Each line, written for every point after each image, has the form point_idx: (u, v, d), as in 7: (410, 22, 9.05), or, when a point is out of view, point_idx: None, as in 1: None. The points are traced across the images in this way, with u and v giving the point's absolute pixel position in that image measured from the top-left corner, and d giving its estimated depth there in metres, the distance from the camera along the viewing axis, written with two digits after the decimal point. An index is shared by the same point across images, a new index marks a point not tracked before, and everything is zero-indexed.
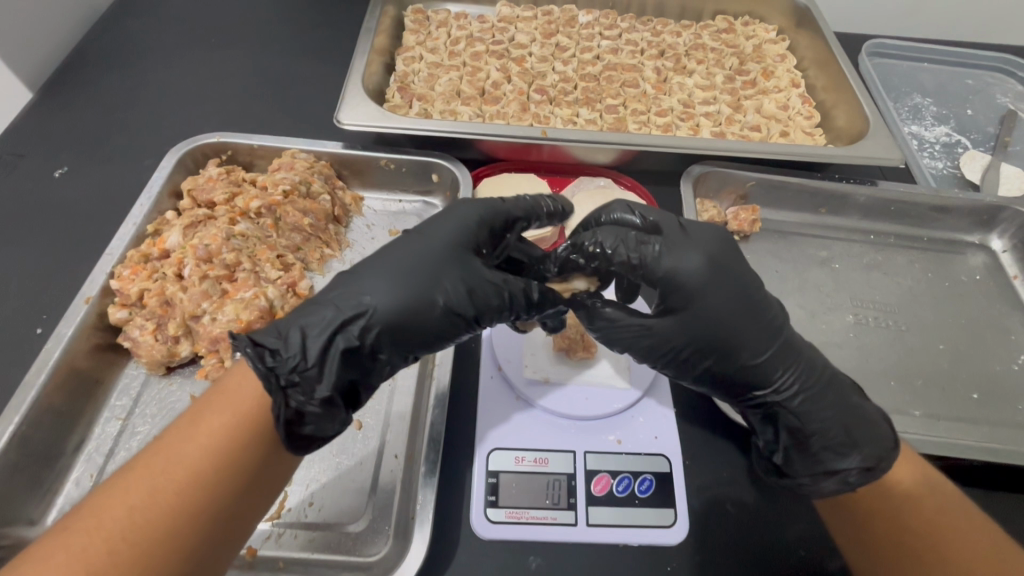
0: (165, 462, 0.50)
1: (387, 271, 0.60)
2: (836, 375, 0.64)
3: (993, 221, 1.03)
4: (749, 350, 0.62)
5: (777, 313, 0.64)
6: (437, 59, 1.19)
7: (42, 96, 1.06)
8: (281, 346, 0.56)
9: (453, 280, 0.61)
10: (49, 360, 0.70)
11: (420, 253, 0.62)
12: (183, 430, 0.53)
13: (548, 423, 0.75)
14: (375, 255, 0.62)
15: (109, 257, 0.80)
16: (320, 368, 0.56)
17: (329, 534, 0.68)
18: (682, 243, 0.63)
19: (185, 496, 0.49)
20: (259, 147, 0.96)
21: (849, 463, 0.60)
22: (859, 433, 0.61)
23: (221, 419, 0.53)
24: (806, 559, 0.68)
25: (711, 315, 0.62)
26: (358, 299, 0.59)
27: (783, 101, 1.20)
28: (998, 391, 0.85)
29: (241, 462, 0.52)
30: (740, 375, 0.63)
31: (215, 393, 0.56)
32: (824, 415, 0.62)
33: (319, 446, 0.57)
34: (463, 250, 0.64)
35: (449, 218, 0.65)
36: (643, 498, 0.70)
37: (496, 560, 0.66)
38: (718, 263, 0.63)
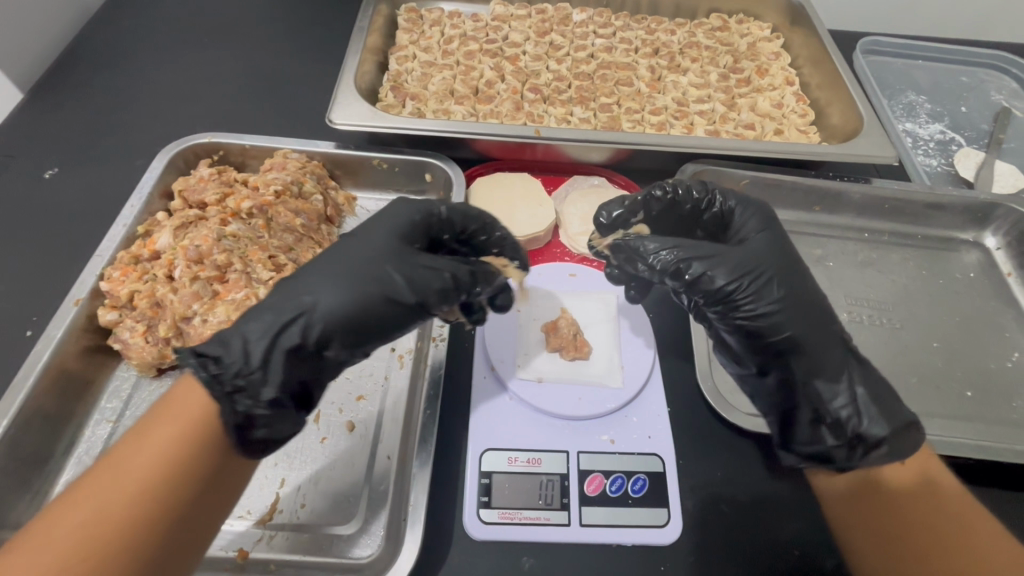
0: (111, 478, 0.49)
1: (325, 271, 0.62)
2: None
3: (987, 218, 1.03)
4: (802, 291, 0.68)
5: None
6: (431, 58, 1.18)
7: (32, 96, 1.05)
8: (223, 353, 0.56)
9: (392, 271, 0.62)
10: (38, 362, 0.69)
11: (357, 251, 0.64)
12: (130, 444, 0.51)
13: (541, 422, 0.75)
14: (312, 260, 0.64)
15: (99, 258, 0.79)
16: (264, 369, 0.57)
17: (321, 536, 0.67)
18: None
19: (137, 510, 0.48)
20: (251, 148, 0.95)
21: (896, 423, 0.62)
22: (887, 396, 0.64)
23: (167, 430, 0.52)
24: (800, 558, 0.68)
25: (767, 252, 0.69)
26: (292, 297, 0.60)
27: (777, 99, 1.19)
28: (992, 388, 0.85)
29: (192, 474, 0.51)
30: (791, 320, 0.66)
31: (162, 404, 0.54)
32: (861, 375, 0.65)
33: (276, 446, 0.58)
34: (399, 246, 0.65)
35: (381, 219, 0.68)
36: (636, 497, 0.70)
37: (489, 561, 0.66)
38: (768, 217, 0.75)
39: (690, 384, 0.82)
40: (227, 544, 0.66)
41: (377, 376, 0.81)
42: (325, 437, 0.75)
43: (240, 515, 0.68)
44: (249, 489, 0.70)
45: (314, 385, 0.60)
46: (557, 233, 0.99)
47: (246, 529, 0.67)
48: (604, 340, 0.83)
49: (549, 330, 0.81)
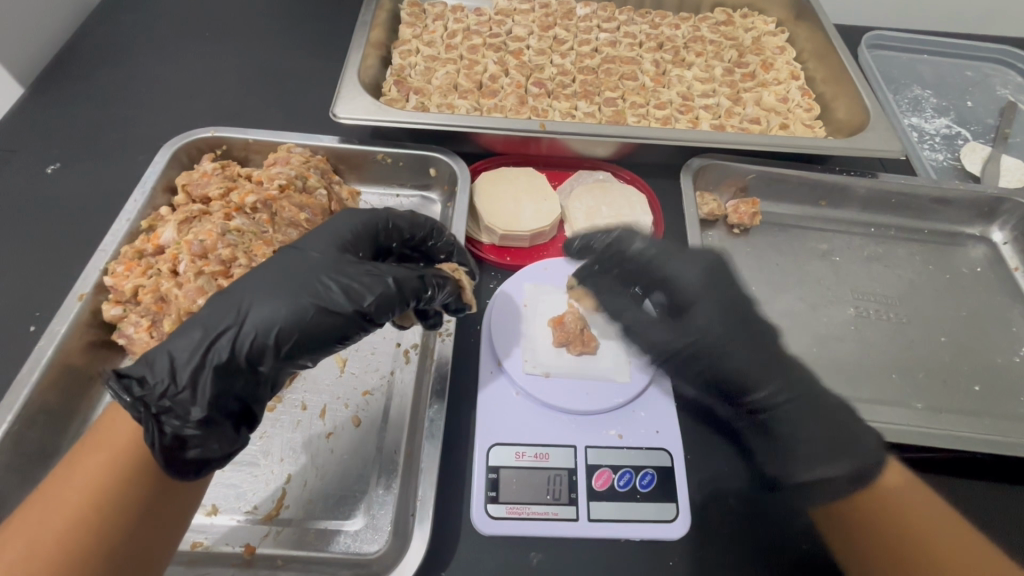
0: (41, 512, 0.50)
1: (257, 281, 0.62)
2: (827, 398, 0.72)
3: (994, 213, 1.03)
4: (746, 352, 0.74)
5: (768, 333, 0.76)
6: (434, 52, 1.17)
7: (34, 91, 1.04)
8: (149, 372, 0.55)
9: (328, 285, 0.63)
10: (43, 357, 0.69)
11: (292, 264, 0.64)
12: (60, 477, 0.52)
13: (549, 417, 0.74)
14: (250, 272, 0.64)
15: (103, 253, 0.79)
16: (192, 389, 0.56)
17: (326, 531, 0.67)
18: (677, 259, 0.79)
19: (71, 539, 0.49)
20: (254, 142, 0.95)
21: (837, 472, 0.68)
22: (841, 442, 0.69)
23: (96, 458, 0.53)
24: (810, 553, 0.68)
25: (710, 320, 0.76)
26: (218, 312, 0.60)
27: (783, 93, 1.19)
28: (1000, 383, 0.85)
29: (124, 497, 0.52)
30: (734, 380, 0.74)
31: (90, 435, 0.56)
32: (809, 425, 0.70)
33: (210, 466, 0.57)
34: (336, 256, 0.66)
35: (321, 234, 0.69)
36: (644, 492, 0.69)
37: (496, 556, 0.66)
38: (710, 277, 0.77)
39: None
40: (233, 539, 0.66)
41: (382, 372, 0.80)
42: (331, 432, 0.74)
43: (246, 511, 0.68)
44: (256, 484, 0.70)
45: (250, 400, 0.60)
46: (561, 228, 0.99)
47: (252, 524, 0.67)
48: (613, 334, 0.82)
49: (557, 325, 0.80)
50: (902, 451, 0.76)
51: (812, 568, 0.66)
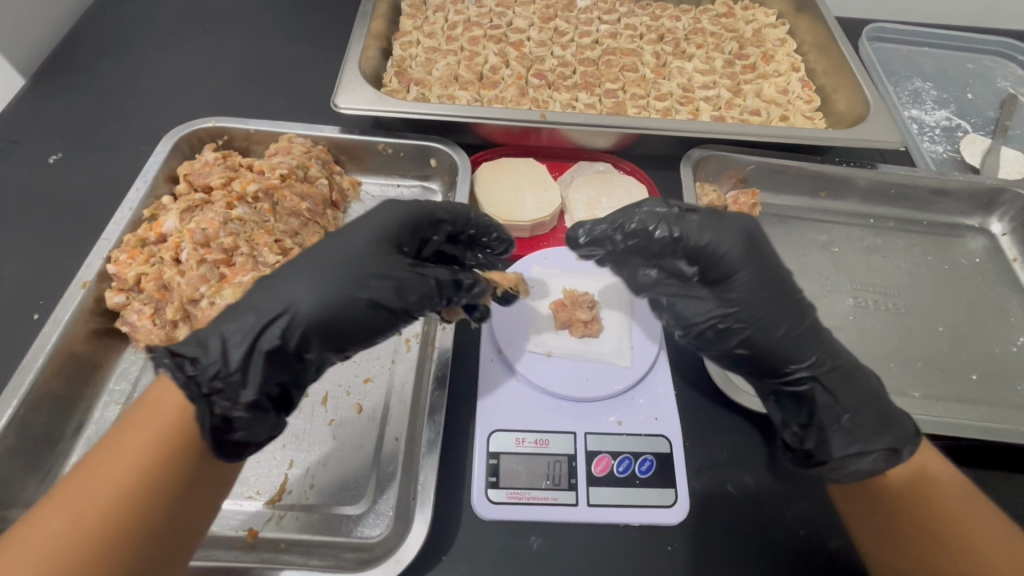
0: (85, 485, 0.48)
1: (309, 266, 0.60)
2: (860, 362, 0.65)
3: (993, 204, 1.03)
4: (790, 312, 0.64)
5: (803, 297, 0.66)
6: (434, 43, 1.17)
7: (35, 81, 1.04)
8: (201, 353, 0.55)
9: (378, 278, 0.61)
10: (47, 344, 0.69)
11: (341, 253, 0.61)
12: (104, 452, 0.51)
13: (549, 404, 0.75)
14: (294, 259, 0.62)
15: (106, 241, 0.80)
16: (243, 372, 0.56)
17: (330, 516, 0.68)
18: (717, 221, 0.65)
19: (115, 516, 0.48)
20: (256, 133, 0.95)
21: (878, 447, 0.60)
22: (887, 414, 0.62)
23: (145, 436, 0.51)
24: (806, 539, 0.68)
25: (754, 287, 0.63)
26: (271, 296, 0.58)
27: (783, 85, 1.19)
28: (997, 371, 0.85)
29: (167, 479, 0.51)
30: (774, 347, 0.64)
31: (135, 410, 0.54)
32: (855, 393, 0.63)
33: (252, 449, 0.58)
34: (384, 249, 0.64)
35: (370, 217, 0.66)
36: (643, 478, 0.70)
37: (497, 540, 0.66)
38: (761, 239, 0.66)
39: (696, 368, 0.82)
40: (236, 524, 0.66)
41: (383, 360, 0.81)
42: (333, 418, 0.75)
43: (250, 496, 0.69)
44: (259, 470, 0.71)
45: (293, 388, 0.61)
46: (562, 219, 0.99)
47: (256, 509, 0.68)
48: (615, 322, 0.83)
49: (559, 306, 0.82)
50: None
51: (808, 553, 0.67)
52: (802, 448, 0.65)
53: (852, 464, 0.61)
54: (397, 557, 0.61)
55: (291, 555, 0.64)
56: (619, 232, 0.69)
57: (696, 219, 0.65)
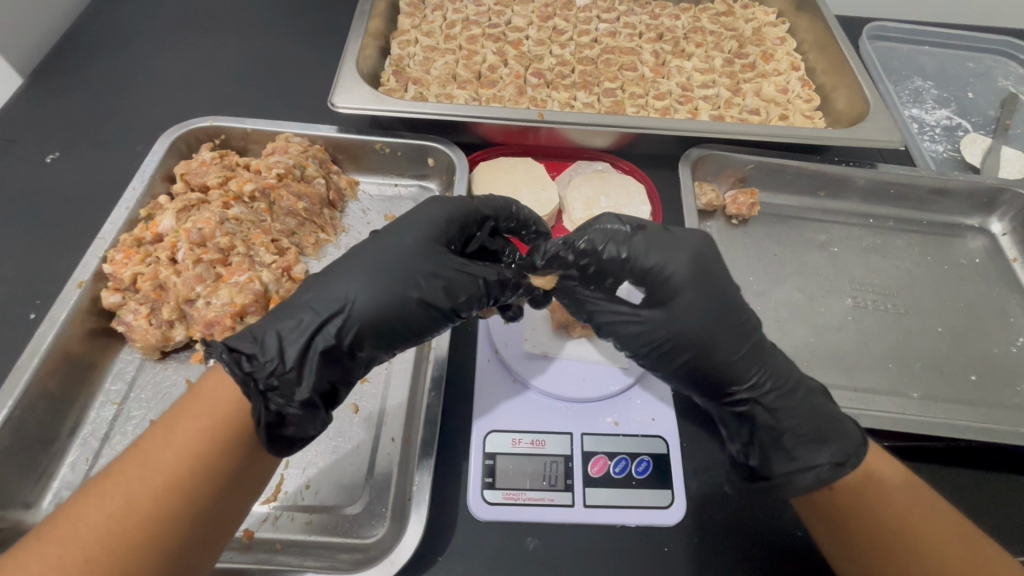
0: (137, 470, 0.50)
1: (363, 266, 0.62)
2: (806, 378, 0.66)
3: (993, 203, 1.02)
4: (736, 331, 0.64)
5: (750, 316, 0.66)
6: (433, 42, 1.16)
7: (32, 81, 1.04)
8: (258, 350, 0.57)
9: (427, 278, 0.63)
10: (43, 344, 0.69)
11: (393, 254, 0.64)
12: (156, 438, 0.52)
13: (545, 404, 0.75)
14: (346, 259, 0.64)
15: (102, 241, 0.79)
16: (300, 367, 0.58)
17: (326, 517, 0.68)
18: (667, 242, 0.66)
19: (165, 501, 0.49)
20: (253, 132, 0.95)
21: (818, 461, 0.61)
22: (829, 427, 0.63)
23: (196, 425, 0.52)
24: (802, 540, 0.68)
25: (699, 307, 0.64)
26: (327, 295, 0.60)
27: (782, 84, 1.18)
28: (996, 372, 0.85)
29: (216, 467, 0.52)
30: (718, 367, 0.64)
31: (185, 400, 0.55)
32: (795, 411, 0.63)
33: (303, 445, 0.59)
34: (432, 249, 0.66)
35: (418, 216, 0.68)
36: (640, 479, 0.70)
37: (493, 541, 0.66)
38: (709, 257, 0.67)
39: None
40: None
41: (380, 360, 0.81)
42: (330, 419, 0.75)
43: None
44: None
45: (343, 385, 0.62)
46: (560, 218, 0.99)
47: (252, 510, 0.68)
48: None
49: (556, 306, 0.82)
50: (892, 439, 0.77)
51: (804, 553, 0.67)
52: (744, 463, 0.67)
53: (794, 480, 0.62)
54: (392, 557, 0.61)
55: (286, 556, 0.64)
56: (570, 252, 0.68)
57: (643, 239, 0.66)
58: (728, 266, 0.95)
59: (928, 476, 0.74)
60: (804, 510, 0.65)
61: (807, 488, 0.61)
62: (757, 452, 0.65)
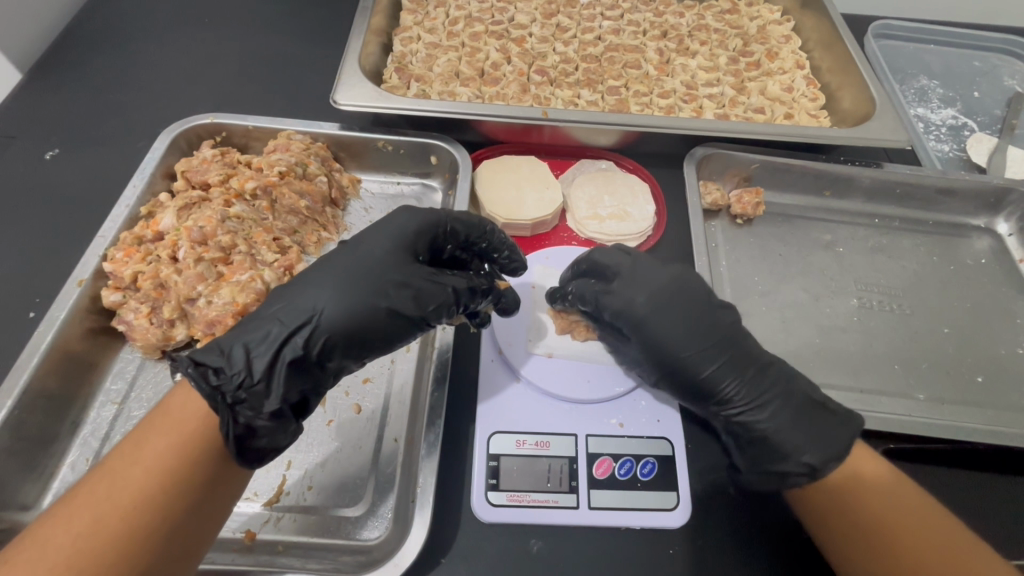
0: (104, 488, 0.49)
1: (328, 275, 0.62)
2: (784, 389, 0.69)
3: (999, 204, 1.02)
4: (702, 353, 0.70)
5: (724, 331, 0.71)
6: (435, 39, 1.16)
7: (31, 76, 1.03)
8: (225, 363, 0.57)
9: (395, 288, 0.63)
10: (42, 343, 0.69)
11: (359, 263, 0.64)
12: (122, 455, 0.51)
13: (549, 405, 0.74)
14: (310, 271, 0.64)
15: (102, 239, 0.78)
16: (266, 382, 0.57)
17: (328, 518, 0.67)
18: (627, 281, 0.73)
19: (134, 518, 0.48)
20: (254, 129, 0.94)
21: (784, 469, 0.65)
22: (800, 437, 0.66)
23: (164, 440, 0.52)
24: (810, 542, 0.68)
25: (665, 336, 0.71)
26: (292, 306, 0.60)
27: (788, 82, 1.17)
28: (1002, 374, 0.84)
29: (184, 482, 0.51)
30: (692, 388, 0.71)
31: (152, 416, 0.55)
32: (769, 423, 0.68)
33: (274, 455, 0.58)
34: (400, 259, 0.66)
35: (385, 227, 0.68)
36: (645, 481, 0.69)
37: (497, 542, 0.66)
38: (670, 290, 0.73)
39: None
40: (234, 526, 0.66)
41: (382, 360, 0.80)
42: (332, 419, 0.74)
43: (248, 498, 0.68)
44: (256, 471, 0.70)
45: (313, 394, 0.61)
46: (564, 217, 0.98)
47: (254, 510, 0.67)
48: None
49: (559, 307, 0.81)
50: (900, 441, 0.76)
51: (812, 556, 0.67)
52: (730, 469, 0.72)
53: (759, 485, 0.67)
54: (396, 560, 0.60)
55: (289, 558, 0.64)
56: (565, 302, 0.79)
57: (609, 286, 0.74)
58: (733, 266, 0.94)
59: (936, 479, 0.74)
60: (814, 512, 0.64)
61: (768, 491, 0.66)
62: (734, 460, 0.71)
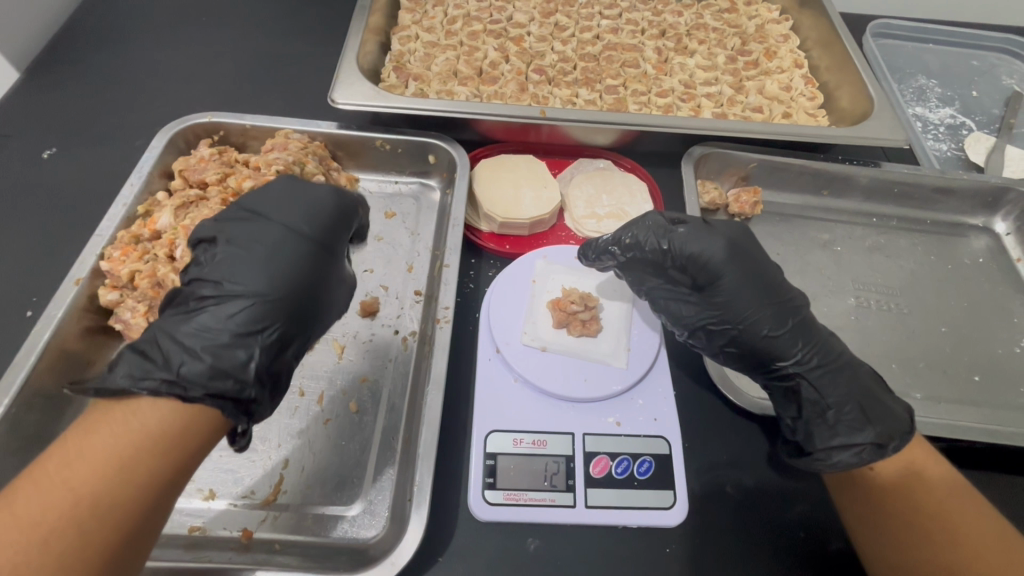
0: (75, 514, 0.45)
1: (253, 288, 0.60)
2: (852, 359, 0.70)
3: (997, 203, 1.02)
4: (775, 312, 0.70)
5: (793, 296, 0.72)
6: (434, 39, 1.15)
7: (28, 75, 1.03)
8: (238, 385, 0.56)
9: (338, 282, 0.68)
10: (39, 342, 0.68)
11: (285, 274, 0.62)
12: (96, 477, 0.47)
13: (546, 404, 0.74)
14: (239, 272, 0.61)
15: (99, 238, 0.78)
16: (266, 380, 0.59)
17: (325, 517, 0.67)
18: (705, 231, 0.72)
19: (110, 543, 0.46)
20: (252, 128, 0.94)
21: (861, 440, 0.64)
22: (874, 410, 0.66)
23: (150, 465, 0.49)
24: (808, 540, 0.68)
25: (740, 288, 0.70)
26: (235, 305, 0.59)
27: (786, 81, 1.17)
28: (999, 373, 0.85)
29: (163, 502, 0.50)
30: (761, 345, 0.70)
31: (120, 430, 0.49)
32: (840, 389, 0.68)
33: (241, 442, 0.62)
34: (323, 248, 0.66)
35: (296, 218, 0.66)
36: (642, 479, 0.69)
37: (494, 542, 0.66)
38: (744, 245, 0.73)
39: (696, 368, 0.82)
40: (231, 524, 0.66)
41: (380, 359, 0.80)
42: (329, 418, 0.74)
43: (245, 496, 0.68)
44: (254, 469, 0.70)
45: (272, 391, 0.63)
46: (562, 216, 0.98)
47: (250, 509, 0.67)
48: (614, 321, 0.82)
49: (556, 306, 0.81)
50: None
51: (809, 553, 0.67)
52: (794, 438, 0.70)
53: (835, 455, 0.65)
54: (393, 559, 0.60)
55: (286, 556, 0.64)
56: (617, 246, 0.75)
57: (684, 232, 0.71)
58: None
59: None
60: (846, 507, 0.66)
61: (839, 465, 0.65)
62: (802, 426, 0.69)
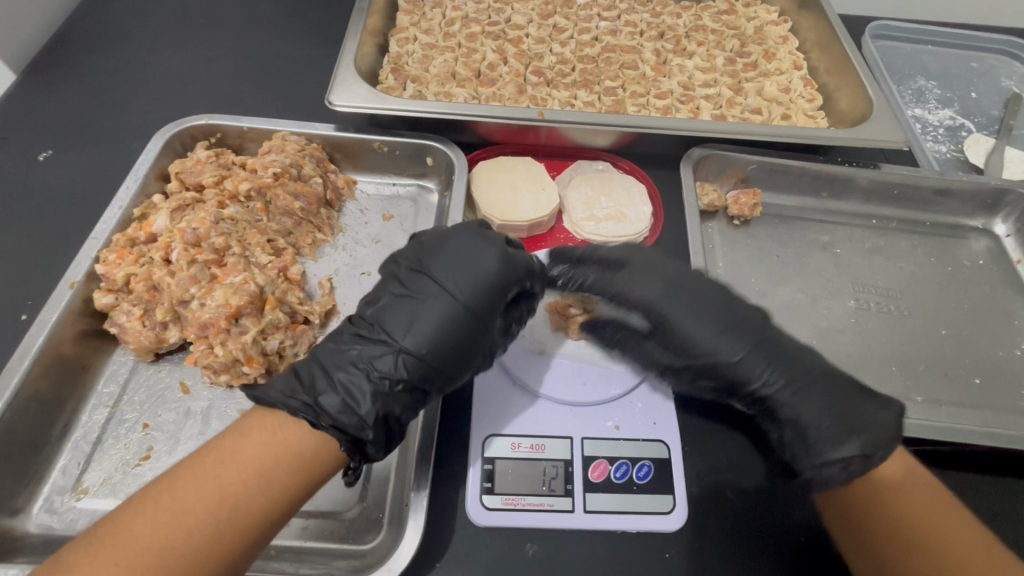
0: (218, 507, 0.51)
1: (399, 337, 0.62)
2: (830, 368, 0.69)
3: (997, 204, 1.01)
4: (729, 338, 0.69)
5: (749, 313, 0.71)
6: (432, 40, 1.15)
7: (24, 77, 1.03)
8: (354, 425, 0.58)
9: (483, 347, 0.65)
10: (33, 346, 0.68)
11: (429, 329, 0.62)
12: (244, 480, 0.52)
13: (545, 407, 0.74)
14: (394, 319, 0.63)
15: (95, 240, 0.78)
16: (386, 426, 0.60)
17: (324, 521, 0.66)
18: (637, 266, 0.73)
19: (228, 546, 0.50)
20: (249, 130, 0.93)
21: (845, 454, 0.63)
22: (855, 420, 0.64)
23: (285, 478, 0.54)
24: (806, 545, 0.67)
25: (689, 319, 0.70)
26: (384, 350, 0.61)
27: (785, 83, 1.17)
28: (999, 375, 0.84)
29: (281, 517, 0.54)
30: (725, 371, 0.69)
31: (273, 439, 0.55)
32: (815, 402, 0.67)
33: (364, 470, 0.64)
34: (479, 310, 0.64)
35: (467, 274, 0.64)
36: (641, 484, 0.69)
37: (492, 546, 0.65)
38: (684, 273, 0.73)
39: None
40: None
41: None
42: None
43: None
44: None
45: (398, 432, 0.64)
46: (560, 219, 0.97)
47: None
48: None
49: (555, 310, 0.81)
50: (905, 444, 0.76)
51: (805, 558, 0.66)
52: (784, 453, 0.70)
53: (819, 474, 0.65)
54: (390, 564, 0.59)
55: (281, 562, 0.63)
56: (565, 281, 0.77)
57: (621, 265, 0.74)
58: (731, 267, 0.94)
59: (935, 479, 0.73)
60: (836, 513, 0.66)
61: (829, 480, 0.64)
62: (790, 442, 0.68)
